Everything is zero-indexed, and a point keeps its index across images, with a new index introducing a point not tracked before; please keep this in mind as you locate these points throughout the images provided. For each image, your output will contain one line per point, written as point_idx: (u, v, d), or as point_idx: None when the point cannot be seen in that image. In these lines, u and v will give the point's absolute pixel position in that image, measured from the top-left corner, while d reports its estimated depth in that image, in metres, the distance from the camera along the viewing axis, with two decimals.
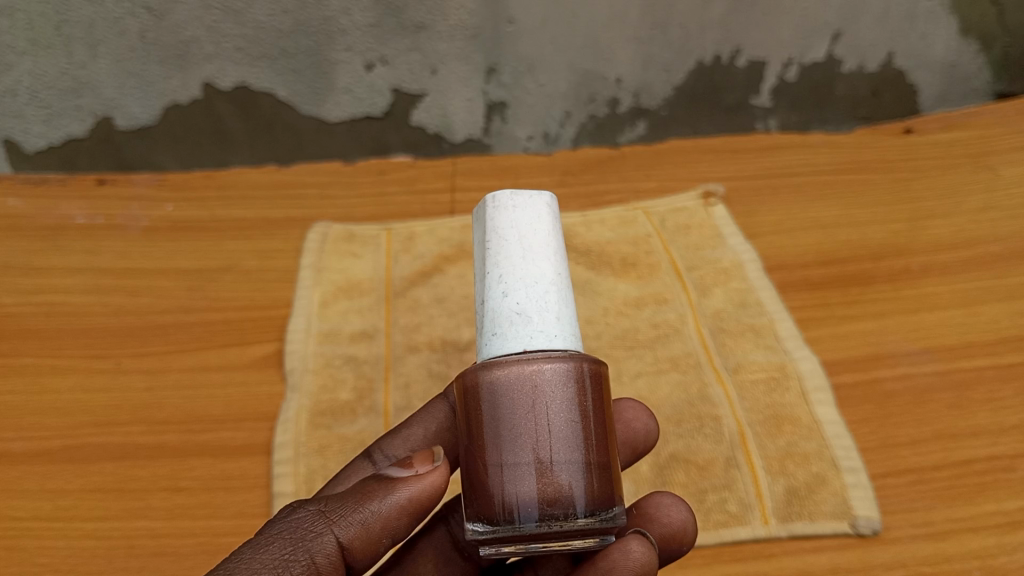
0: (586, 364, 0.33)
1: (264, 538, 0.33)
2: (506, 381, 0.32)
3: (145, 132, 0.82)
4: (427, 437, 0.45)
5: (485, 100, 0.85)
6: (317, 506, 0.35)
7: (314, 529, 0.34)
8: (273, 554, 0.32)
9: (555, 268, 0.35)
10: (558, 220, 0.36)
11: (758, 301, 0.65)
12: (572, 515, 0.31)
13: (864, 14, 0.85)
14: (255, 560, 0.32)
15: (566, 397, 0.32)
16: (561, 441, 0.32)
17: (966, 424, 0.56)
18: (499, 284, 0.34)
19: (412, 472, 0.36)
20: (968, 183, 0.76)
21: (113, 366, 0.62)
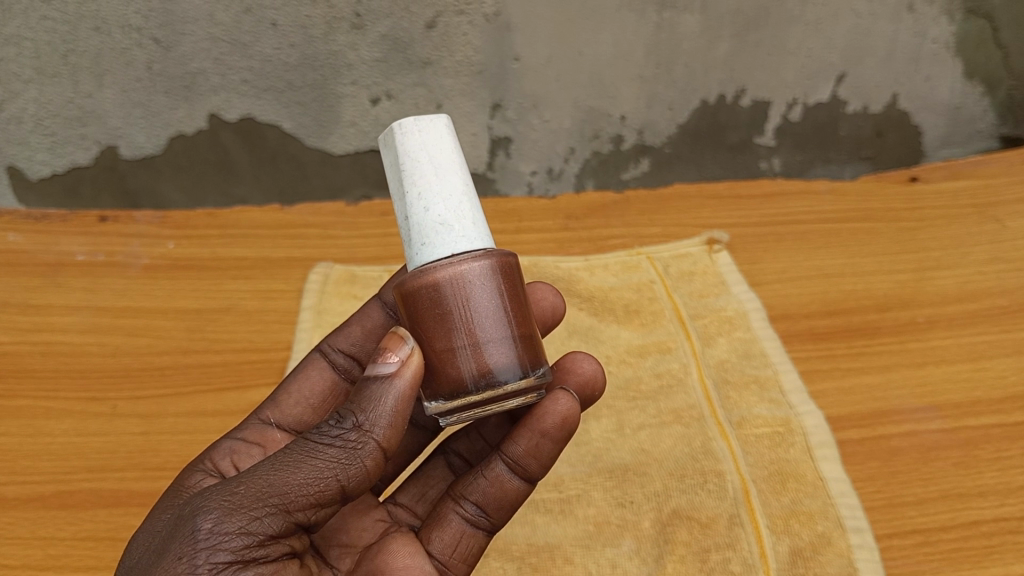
0: (503, 257, 0.38)
1: (323, 436, 0.34)
2: (436, 280, 0.36)
3: (150, 162, 0.81)
4: (366, 333, 0.50)
5: (489, 136, 0.84)
6: (360, 394, 0.35)
7: (359, 431, 0.34)
8: (329, 460, 0.33)
9: (463, 180, 0.40)
10: (457, 140, 0.41)
11: (762, 351, 0.65)
12: (508, 381, 0.36)
13: (868, 56, 0.85)
14: (314, 466, 0.33)
15: (491, 287, 0.37)
16: (492, 321, 0.37)
17: (973, 484, 0.55)
18: (420, 200, 0.39)
19: (396, 361, 0.35)
20: (975, 233, 0.76)
21: (109, 409, 0.61)
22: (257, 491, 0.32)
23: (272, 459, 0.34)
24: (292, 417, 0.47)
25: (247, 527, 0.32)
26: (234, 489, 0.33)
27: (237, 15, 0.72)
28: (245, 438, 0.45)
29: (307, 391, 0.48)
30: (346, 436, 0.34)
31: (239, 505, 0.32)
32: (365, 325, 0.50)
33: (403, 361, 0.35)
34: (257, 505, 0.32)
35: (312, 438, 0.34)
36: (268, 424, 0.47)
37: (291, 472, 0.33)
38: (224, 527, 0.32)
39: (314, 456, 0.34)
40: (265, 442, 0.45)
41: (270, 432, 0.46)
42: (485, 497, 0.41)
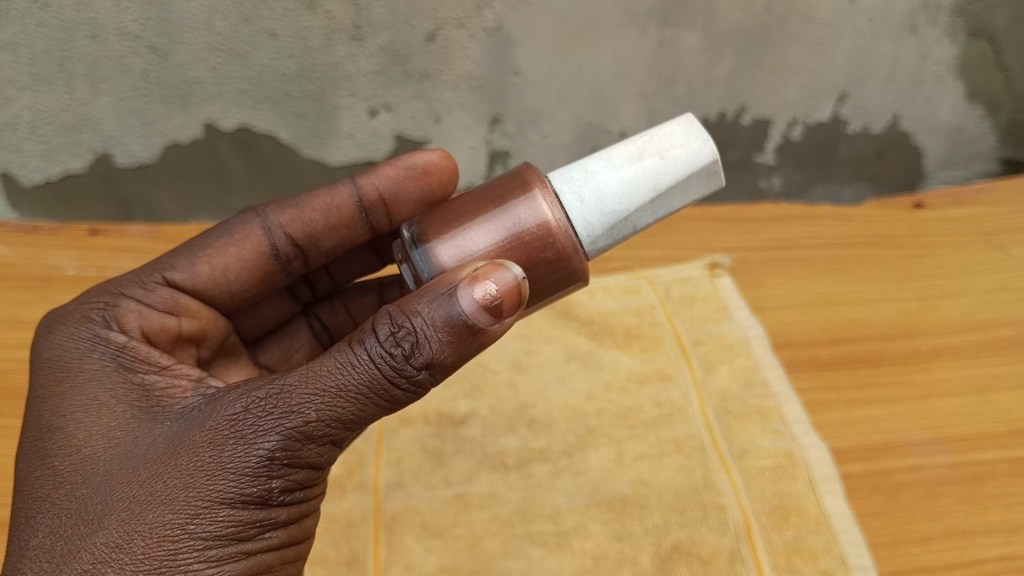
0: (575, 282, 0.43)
1: (393, 369, 0.36)
2: (554, 244, 0.40)
3: (144, 171, 0.80)
4: (321, 219, 0.53)
5: (488, 149, 0.84)
6: (442, 335, 0.36)
7: (422, 385, 0.37)
8: (381, 405, 0.37)
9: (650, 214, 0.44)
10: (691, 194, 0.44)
11: (764, 380, 0.63)
12: None
13: (871, 78, 0.84)
14: (367, 411, 0.36)
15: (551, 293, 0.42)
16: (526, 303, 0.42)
17: (979, 522, 0.54)
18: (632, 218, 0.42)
19: (490, 320, 0.36)
20: (979, 263, 0.75)
21: None
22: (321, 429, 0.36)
23: (338, 381, 0.36)
24: (201, 281, 0.50)
25: (302, 455, 0.36)
26: (302, 413, 0.35)
27: (235, 25, 0.70)
28: (155, 304, 0.47)
29: (234, 260, 0.51)
30: (413, 378, 0.36)
31: (307, 434, 0.36)
32: (327, 213, 0.53)
33: (493, 306, 0.36)
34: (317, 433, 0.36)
35: (383, 363, 0.36)
36: (179, 289, 0.49)
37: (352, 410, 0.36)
38: (281, 456, 0.36)
39: (372, 396, 0.36)
40: (179, 308, 0.48)
41: (183, 299, 0.49)
42: None
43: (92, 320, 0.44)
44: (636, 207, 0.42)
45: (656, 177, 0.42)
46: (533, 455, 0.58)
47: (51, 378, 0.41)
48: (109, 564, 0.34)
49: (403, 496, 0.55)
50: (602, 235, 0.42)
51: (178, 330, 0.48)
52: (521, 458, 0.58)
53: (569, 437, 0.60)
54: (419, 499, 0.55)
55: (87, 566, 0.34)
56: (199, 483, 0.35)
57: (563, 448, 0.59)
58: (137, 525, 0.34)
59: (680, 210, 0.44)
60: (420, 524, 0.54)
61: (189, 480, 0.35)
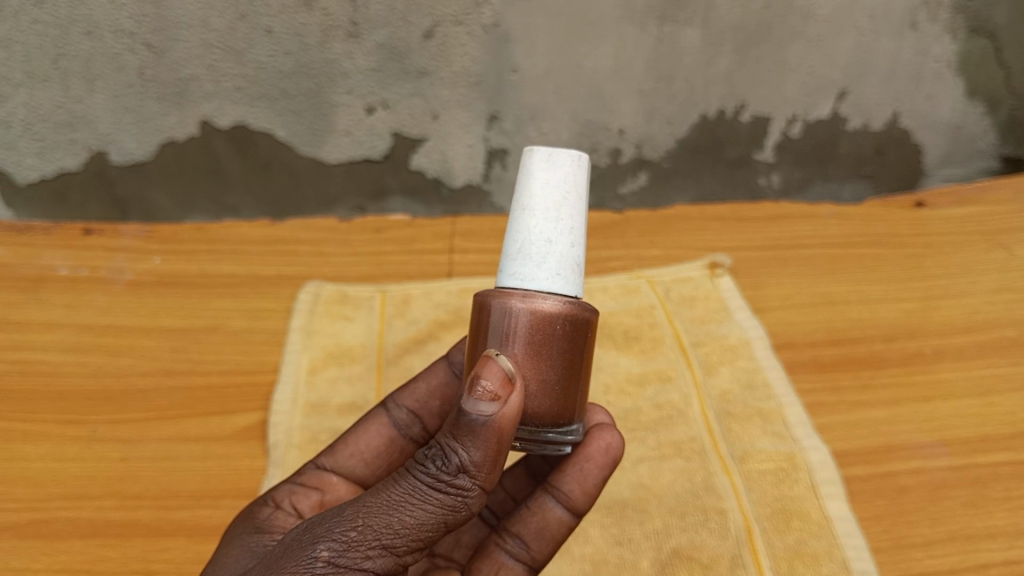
0: (585, 308, 0.39)
1: (434, 477, 0.34)
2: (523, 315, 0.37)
3: (140, 168, 0.79)
4: (428, 391, 0.50)
5: (485, 147, 0.82)
6: (459, 431, 0.34)
7: (464, 488, 0.34)
8: (432, 510, 0.34)
9: (580, 215, 0.40)
10: (582, 170, 0.40)
11: (766, 382, 0.63)
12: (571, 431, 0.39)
13: (870, 75, 0.84)
14: (417, 515, 0.34)
15: (576, 339, 0.38)
16: (580, 370, 0.39)
17: (983, 525, 0.53)
18: (538, 238, 0.39)
19: (495, 404, 0.34)
20: (982, 262, 0.75)
21: (88, 433, 0.59)
22: (372, 532, 0.33)
23: (385, 495, 0.34)
24: (349, 470, 0.49)
25: (363, 566, 0.33)
26: (353, 524, 0.34)
27: (231, 22, 0.70)
28: (302, 482, 0.48)
29: (364, 445, 0.50)
30: (455, 481, 0.34)
31: (353, 543, 0.33)
32: (431, 385, 0.50)
33: (495, 400, 0.34)
34: (371, 545, 0.33)
35: (418, 473, 0.34)
36: (323, 470, 0.49)
37: (405, 514, 0.34)
38: (338, 560, 0.33)
39: (423, 500, 0.34)
40: (322, 485, 0.48)
41: (326, 475, 0.48)
42: (528, 530, 0.44)
43: (255, 506, 0.46)
44: (529, 223, 0.39)
45: (520, 205, 0.40)
46: None
47: (213, 558, 0.43)
48: None
49: None
50: (536, 271, 0.39)
51: (325, 503, 0.47)
52: None
53: None
54: None
55: None
56: None
57: None
58: None
59: (578, 196, 0.40)
60: None
61: None
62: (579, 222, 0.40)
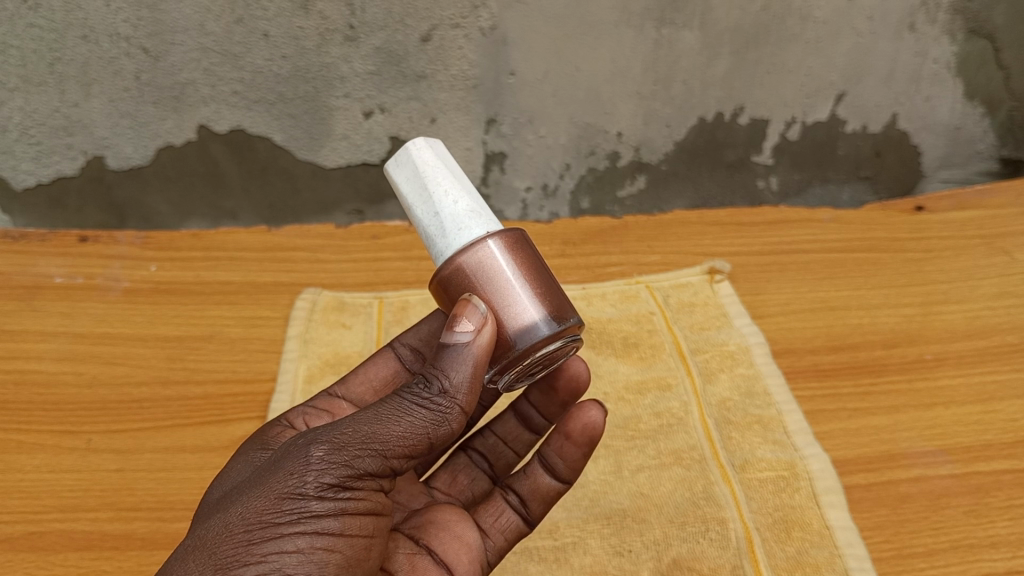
0: (504, 231, 0.40)
1: (419, 398, 0.36)
2: (459, 272, 0.39)
3: (137, 173, 0.79)
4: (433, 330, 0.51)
5: (483, 151, 0.82)
6: (440, 358, 0.37)
7: (446, 408, 0.36)
8: (417, 422, 0.36)
9: (454, 179, 0.43)
10: (426, 150, 0.43)
11: (765, 389, 0.62)
12: (570, 320, 0.40)
13: (868, 77, 0.83)
14: (403, 426, 0.36)
15: (516, 253, 0.40)
16: (541, 277, 0.40)
17: (985, 534, 0.53)
18: (431, 224, 0.42)
19: (472, 329, 0.37)
20: (982, 267, 0.75)
21: (83, 444, 0.59)
22: (363, 435, 0.35)
23: (374, 410, 0.36)
24: (358, 397, 0.48)
25: (355, 468, 0.34)
26: (343, 430, 0.35)
27: (228, 26, 0.69)
28: (316, 406, 0.46)
29: (371, 378, 0.49)
30: (437, 400, 0.36)
31: (345, 443, 0.34)
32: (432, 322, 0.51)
33: (472, 332, 0.37)
34: (361, 448, 0.35)
35: (402, 397, 0.37)
36: (335, 397, 0.48)
37: (392, 424, 0.35)
38: (331, 458, 0.34)
39: (408, 414, 0.36)
40: (333, 409, 0.47)
41: (337, 402, 0.47)
42: (527, 490, 0.45)
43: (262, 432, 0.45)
44: (419, 217, 0.42)
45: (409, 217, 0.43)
46: None
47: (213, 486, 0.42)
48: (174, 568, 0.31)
49: None
50: (442, 247, 0.41)
51: None
52: None
53: None
54: None
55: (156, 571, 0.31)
56: (255, 492, 0.33)
57: None
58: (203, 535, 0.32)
59: (436, 167, 0.43)
60: None
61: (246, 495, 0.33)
62: (454, 181, 0.42)
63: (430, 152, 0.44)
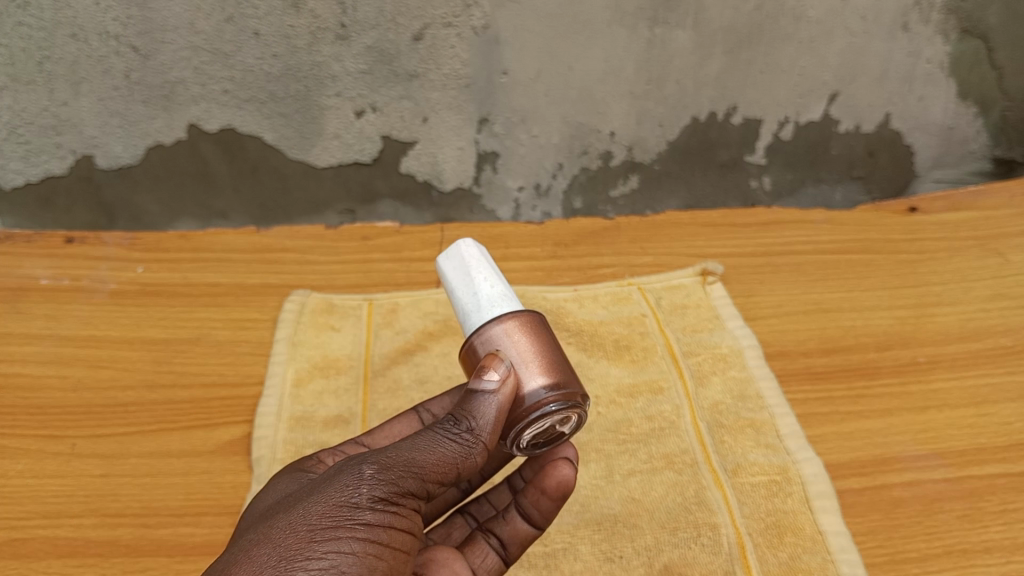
0: (534, 314, 0.43)
1: (449, 432, 0.38)
2: (488, 336, 0.41)
3: (126, 172, 0.78)
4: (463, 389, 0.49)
5: (476, 150, 0.82)
6: (468, 401, 0.39)
7: (473, 442, 0.38)
8: (449, 451, 0.38)
9: (494, 269, 0.45)
10: (471, 244, 0.46)
11: (758, 393, 0.62)
12: (585, 398, 0.42)
13: (862, 76, 0.83)
14: (436, 452, 0.37)
15: (543, 330, 0.42)
16: (561, 354, 0.42)
17: (979, 540, 0.52)
18: (468, 305, 0.44)
19: (497, 379, 0.39)
20: (975, 269, 0.74)
21: (68, 449, 0.58)
22: (405, 460, 0.37)
23: (407, 441, 0.38)
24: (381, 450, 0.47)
25: (400, 488, 0.36)
26: (384, 455, 0.37)
27: (219, 24, 0.69)
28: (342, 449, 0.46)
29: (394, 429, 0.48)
30: (466, 433, 0.38)
31: (390, 465, 0.36)
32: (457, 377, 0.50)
33: (497, 383, 0.39)
34: (404, 470, 0.36)
35: (436, 427, 0.39)
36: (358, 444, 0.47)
37: (429, 451, 0.37)
38: (380, 477, 0.36)
39: (441, 444, 0.38)
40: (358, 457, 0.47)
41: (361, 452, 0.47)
42: (509, 534, 0.45)
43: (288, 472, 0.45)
44: (458, 300, 0.44)
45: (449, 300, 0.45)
46: None
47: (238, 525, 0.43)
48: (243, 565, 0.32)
49: None
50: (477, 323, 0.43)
51: None
52: None
53: None
54: None
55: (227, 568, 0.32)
56: (308, 503, 0.35)
57: None
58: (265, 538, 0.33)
59: (480, 256, 0.46)
60: None
61: (301, 505, 0.35)
62: (494, 272, 0.45)
63: (475, 247, 0.47)
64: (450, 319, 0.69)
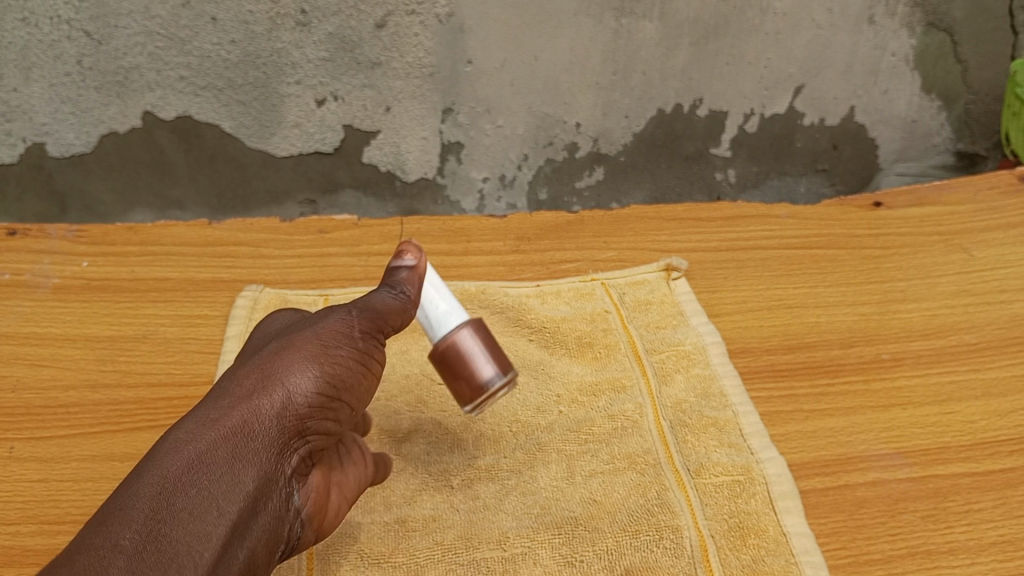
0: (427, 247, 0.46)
1: (362, 329, 0.41)
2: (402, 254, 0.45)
3: (79, 160, 0.78)
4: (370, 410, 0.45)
5: (439, 141, 0.81)
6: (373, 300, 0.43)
7: (371, 335, 0.42)
8: (362, 348, 0.41)
9: None
10: None
11: (721, 391, 0.61)
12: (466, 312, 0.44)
13: (828, 68, 0.83)
14: (355, 349, 0.41)
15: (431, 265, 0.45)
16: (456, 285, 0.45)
17: (943, 541, 0.52)
18: None
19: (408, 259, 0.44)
20: (939, 264, 0.74)
21: (5, 453, 0.56)
22: (334, 349, 0.39)
23: (325, 328, 0.41)
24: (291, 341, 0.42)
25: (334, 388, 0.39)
26: (310, 342, 0.39)
27: (176, 9, 0.70)
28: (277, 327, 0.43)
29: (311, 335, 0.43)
30: (371, 335, 0.42)
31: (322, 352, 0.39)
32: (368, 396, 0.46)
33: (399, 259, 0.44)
34: (331, 359, 0.39)
35: (362, 319, 0.42)
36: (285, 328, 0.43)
37: (350, 347, 0.40)
38: (320, 371, 0.38)
39: (353, 337, 0.41)
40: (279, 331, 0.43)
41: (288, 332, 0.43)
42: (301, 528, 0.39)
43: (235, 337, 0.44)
44: None
45: None
46: (479, 475, 0.55)
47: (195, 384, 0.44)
48: (213, 456, 0.34)
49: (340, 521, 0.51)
50: None
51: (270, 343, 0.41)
52: (466, 479, 0.55)
53: (517, 453, 0.56)
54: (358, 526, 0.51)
55: (198, 451, 0.34)
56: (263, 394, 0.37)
57: (511, 466, 0.56)
58: (231, 427, 0.35)
59: None
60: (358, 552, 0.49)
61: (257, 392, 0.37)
62: None
63: None
64: None
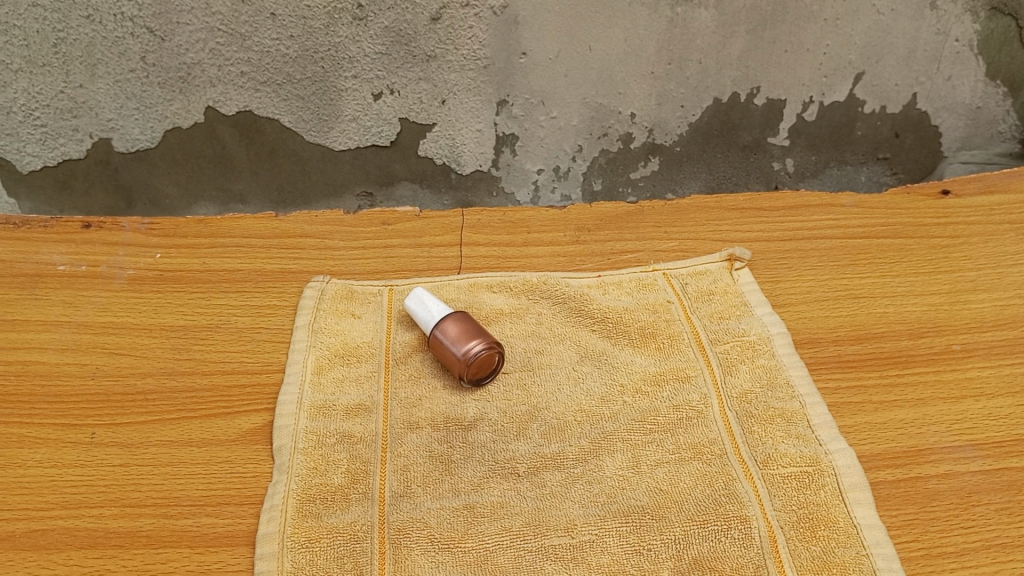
0: None
1: None
2: None
3: (144, 156, 0.86)
4: None
5: (495, 132, 0.87)
6: None
7: None
8: None
9: None
10: None
11: (787, 381, 0.60)
12: None
13: (888, 55, 0.87)
14: None
15: None
16: None
17: (1018, 534, 0.51)
18: None
19: None
20: (1010, 254, 0.73)
21: (87, 438, 0.58)
22: None
23: None
24: None
25: None
26: None
27: (235, 6, 0.75)
28: None
29: None
30: None
31: None
32: None
33: None
34: None
35: None
36: None
37: None
38: None
39: None
40: None
41: None
42: None
43: None
44: None
45: None
46: (545, 463, 0.55)
47: None
48: None
49: (410, 507, 0.52)
50: None
51: None
52: (533, 466, 0.55)
53: (582, 442, 0.57)
54: (427, 511, 0.52)
55: None
56: None
57: (577, 455, 0.56)
58: None
59: None
60: (428, 537, 0.50)
61: None
62: None
63: None
64: (472, 305, 0.68)
